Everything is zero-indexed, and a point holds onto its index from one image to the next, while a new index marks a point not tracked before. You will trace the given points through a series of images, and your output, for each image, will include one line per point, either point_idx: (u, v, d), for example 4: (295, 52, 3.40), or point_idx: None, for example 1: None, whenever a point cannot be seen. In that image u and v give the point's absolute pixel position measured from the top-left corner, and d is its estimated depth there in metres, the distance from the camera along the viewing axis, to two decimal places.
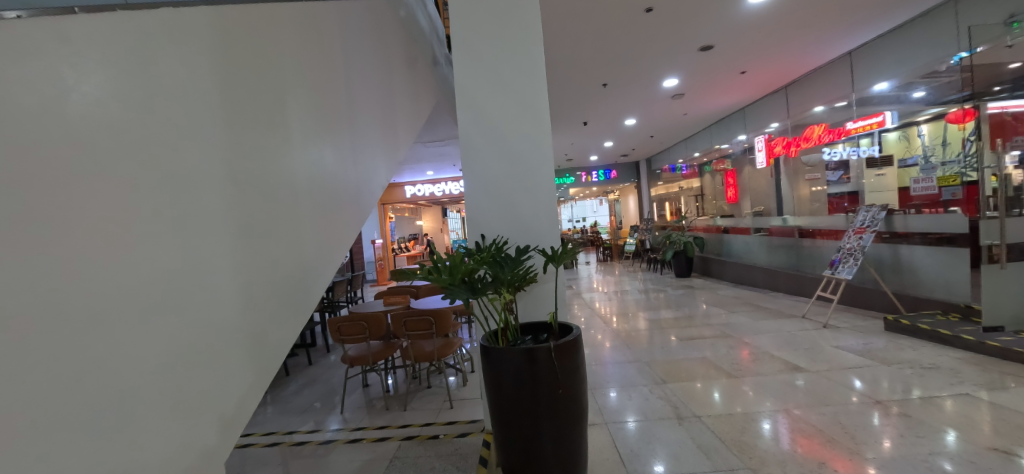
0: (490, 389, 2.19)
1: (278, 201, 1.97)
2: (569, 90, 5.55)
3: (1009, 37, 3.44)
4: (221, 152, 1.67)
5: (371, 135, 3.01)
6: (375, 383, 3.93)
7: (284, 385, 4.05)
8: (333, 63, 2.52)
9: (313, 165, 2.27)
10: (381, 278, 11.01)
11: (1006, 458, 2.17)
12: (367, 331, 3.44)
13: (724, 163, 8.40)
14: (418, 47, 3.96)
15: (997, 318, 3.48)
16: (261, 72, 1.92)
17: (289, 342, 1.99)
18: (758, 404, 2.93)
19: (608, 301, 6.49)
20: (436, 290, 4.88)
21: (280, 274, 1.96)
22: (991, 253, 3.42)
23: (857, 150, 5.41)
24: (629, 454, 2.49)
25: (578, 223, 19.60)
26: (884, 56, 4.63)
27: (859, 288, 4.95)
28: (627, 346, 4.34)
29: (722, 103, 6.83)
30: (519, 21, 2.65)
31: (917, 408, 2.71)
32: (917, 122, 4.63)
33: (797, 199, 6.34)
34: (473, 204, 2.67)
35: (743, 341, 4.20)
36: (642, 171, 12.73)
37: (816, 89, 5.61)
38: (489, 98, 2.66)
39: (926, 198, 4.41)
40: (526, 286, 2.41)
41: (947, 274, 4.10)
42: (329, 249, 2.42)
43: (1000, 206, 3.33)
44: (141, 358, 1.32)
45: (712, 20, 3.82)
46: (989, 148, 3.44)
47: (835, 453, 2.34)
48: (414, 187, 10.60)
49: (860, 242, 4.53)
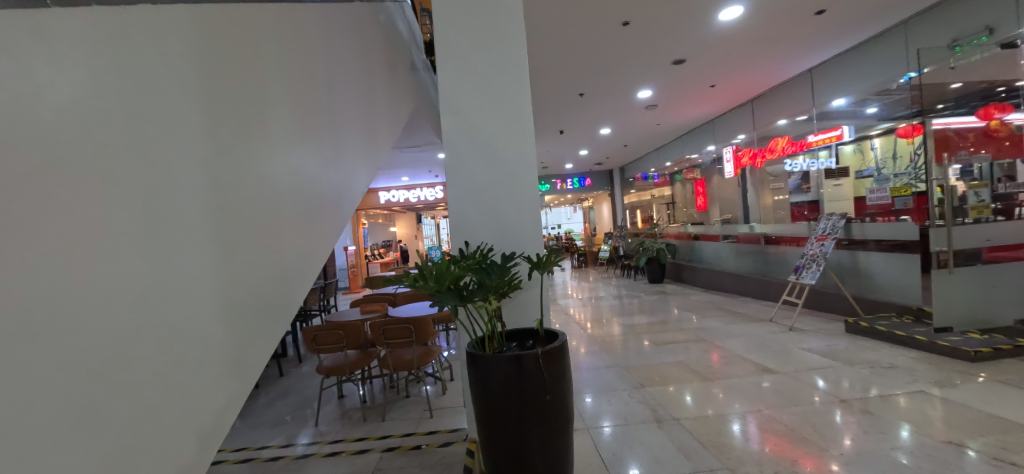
0: (478, 396, 2.18)
1: (258, 208, 1.89)
2: (547, 99, 5.61)
3: (954, 59, 3.73)
4: (202, 154, 1.61)
5: (352, 141, 2.94)
6: (351, 394, 3.83)
7: (255, 398, 3.89)
8: (313, 64, 2.46)
9: (294, 171, 2.20)
10: (354, 286, 10.76)
11: (957, 450, 2.33)
12: (345, 340, 3.35)
13: (694, 173, 8.72)
14: (398, 53, 3.91)
15: (947, 320, 3.73)
16: (243, 73, 1.86)
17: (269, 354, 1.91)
18: (729, 406, 3.03)
19: (583, 306, 6.58)
20: (413, 297, 4.81)
21: (260, 283, 1.89)
22: (940, 259, 3.68)
23: (815, 162, 5.81)
24: (611, 458, 2.52)
25: (554, 230, 20.14)
26: (841, 74, 4.92)
27: (822, 292, 5.21)
28: (603, 352, 4.40)
29: (693, 115, 7.09)
30: (504, 29, 2.67)
31: (877, 405, 2.88)
32: (870, 136, 5.16)
33: (761, 208, 6.75)
34: (458, 211, 2.66)
35: (715, 345, 4.34)
36: (615, 179, 13.02)
37: (780, 103, 5.90)
38: (474, 105, 2.66)
39: (878, 208, 4.89)
40: (512, 292, 2.42)
41: (900, 279, 4.37)
42: (310, 257, 2.34)
43: (946, 214, 3.60)
44: (113, 372, 1.24)
45: (685, 35, 3.96)
46: (936, 163, 3.69)
47: (804, 451, 2.44)
48: (389, 193, 10.34)
49: (821, 249, 4.77)
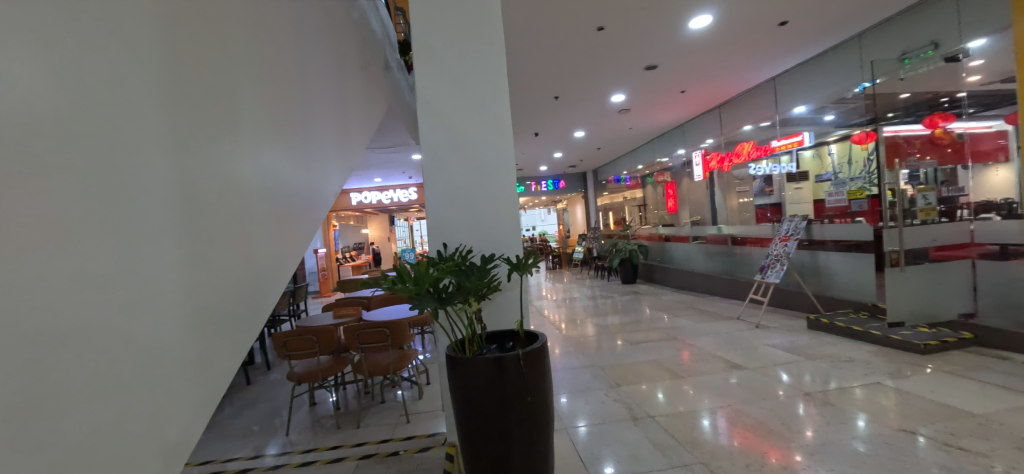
0: (458, 400, 2.16)
1: (227, 210, 1.82)
2: (522, 102, 5.64)
3: (902, 71, 3.98)
4: (166, 153, 1.53)
5: (325, 140, 2.87)
6: (322, 401, 3.72)
7: (220, 408, 3.73)
8: (285, 61, 2.39)
9: (264, 171, 2.13)
10: (324, 289, 10.48)
11: (910, 437, 2.47)
12: (317, 346, 3.26)
13: (665, 175, 8.96)
14: (372, 51, 3.84)
15: (899, 315, 3.97)
16: (211, 68, 1.78)
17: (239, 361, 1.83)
18: (699, 402, 3.12)
19: (558, 307, 6.64)
20: (387, 301, 4.73)
21: (230, 288, 1.81)
22: (891, 258, 3.92)
23: (778, 166, 5.96)
24: (589, 457, 2.55)
25: (528, 232, 20.22)
26: (801, 83, 5.17)
27: (785, 291, 5.44)
28: (578, 352, 4.45)
29: (664, 119, 7.27)
30: (483, 30, 2.66)
31: (837, 397, 3.03)
32: (828, 142, 5.48)
33: (728, 210, 7.16)
34: (436, 213, 2.63)
35: (686, 343, 4.46)
36: (588, 181, 13.20)
37: (745, 109, 6.14)
38: (452, 106, 2.64)
39: (836, 210, 5.17)
40: (491, 294, 2.40)
41: (856, 278, 4.62)
42: (281, 261, 2.27)
43: (897, 216, 3.85)
44: (72, 385, 1.16)
45: (656, 42, 4.06)
46: (889, 168, 3.93)
47: (771, 444, 2.53)
48: (360, 194, 10.12)
49: (784, 249, 4.98)
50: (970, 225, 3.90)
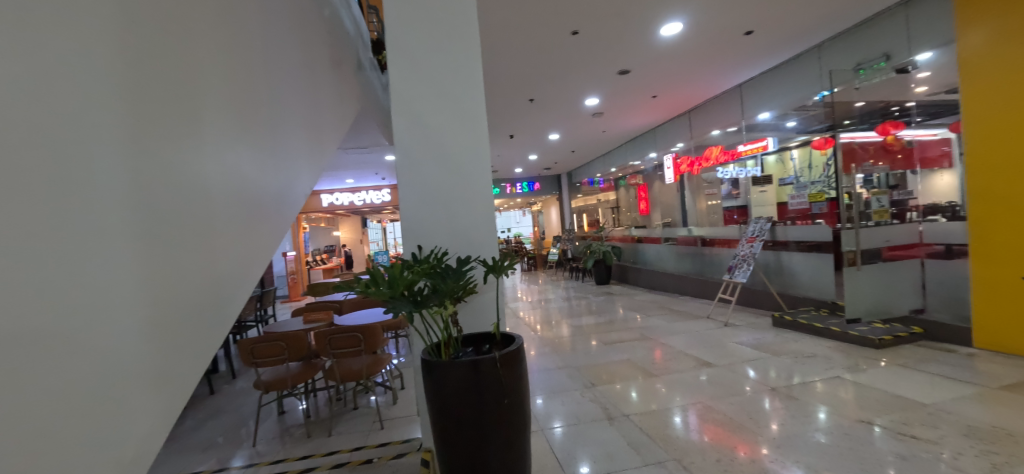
0: (433, 404, 2.14)
1: (190, 212, 1.75)
2: (496, 104, 5.64)
3: (857, 80, 4.20)
4: (124, 152, 1.45)
5: (294, 141, 2.80)
6: (292, 410, 3.62)
7: (181, 420, 3.57)
8: (252, 58, 2.31)
9: (229, 171, 2.06)
10: (293, 294, 10.18)
11: (866, 427, 2.60)
12: (286, 352, 3.17)
13: (637, 178, 9.15)
14: (344, 50, 3.77)
15: (856, 312, 4.17)
16: (172, 63, 1.71)
17: (201, 368, 1.77)
18: (671, 400, 3.19)
19: (533, 309, 6.67)
20: (360, 304, 4.64)
21: (192, 292, 1.74)
22: (849, 258, 4.11)
23: (744, 170, 6.22)
24: (565, 457, 2.57)
25: (502, 234, 20.24)
26: (765, 90, 5.37)
27: (751, 290, 5.63)
28: (553, 353, 4.48)
29: (636, 124, 7.42)
30: (459, 31, 2.65)
31: (800, 391, 3.16)
32: (790, 146, 5.71)
33: (697, 212, 7.35)
34: (410, 215, 2.60)
35: (659, 342, 4.55)
36: (562, 184, 13.32)
37: (713, 114, 6.33)
38: (427, 106, 2.62)
39: (799, 212, 5.43)
40: (467, 296, 2.38)
41: (817, 277, 4.83)
42: (248, 264, 2.19)
43: (853, 218, 4.05)
44: (17, 396, 1.09)
45: (628, 47, 4.15)
46: (845, 172, 4.12)
47: (740, 438, 2.61)
48: (332, 195, 9.90)
49: (750, 250, 5.17)
50: (918, 226, 4.13)
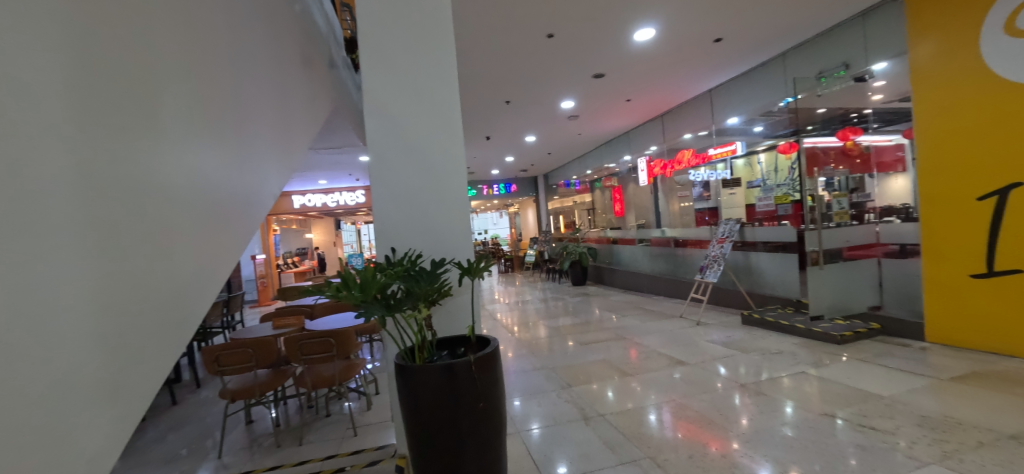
0: (408, 409, 2.12)
1: (148, 213, 1.69)
2: (472, 105, 5.63)
3: (819, 87, 4.35)
4: (76, 151, 1.39)
5: (262, 140, 2.73)
6: (261, 419, 3.52)
7: (142, 432, 3.42)
8: (217, 55, 2.25)
9: (192, 171, 1.99)
10: (263, 298, 9.89)
11: (829, 420, 2.72)
12: (254, 359, 3.08)
13: (612, 180, 9.29)
14: (316, 48, 3.70)
15: (819, 309, 4.34)
16: (129, 59, 1.64)
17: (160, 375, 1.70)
18: (646, 398, 3.25)
19: (510, 311, 6.67)
20: (332, 309, 4.55)
21: (151, 296, 1.68)
22: (812, 257, 4.27)
23: (715, 173, 6.56)
24: (542, 459, 2.58)
25: (479, 236, 20.19)
26: (734, 96, 5.54)
27: (721, 289, 5.79)
28: (531, 355, 4.50)
29: (611, 127, 7.54)
30: (433, 31, 2.64)
31: (768, 386, 3.26)
32: (756, 151, 5.96)
33: (671, 214, 7.60)
34: (383, 216, 2.57)
35: (634, 342, 4.63)
36: (539, 186, 13.39)
37: (684, 118, 6.49)
38: (400, 107, 2.60)
39: (765, 214, 5.69)
40: (441, 300, 2.37)
41: (782, 276, 5.00)
42: (212, 267, 2.13)
43: (816, 220, 4.22)
44: None
45: (602, 51, 4.21)
46: (808, 176, 4.28)
47: (712, 434, 2.68)
48: (303, 197, 9.69)
49: (721, 250, 5.31)
50: (874, 227, 4.34)
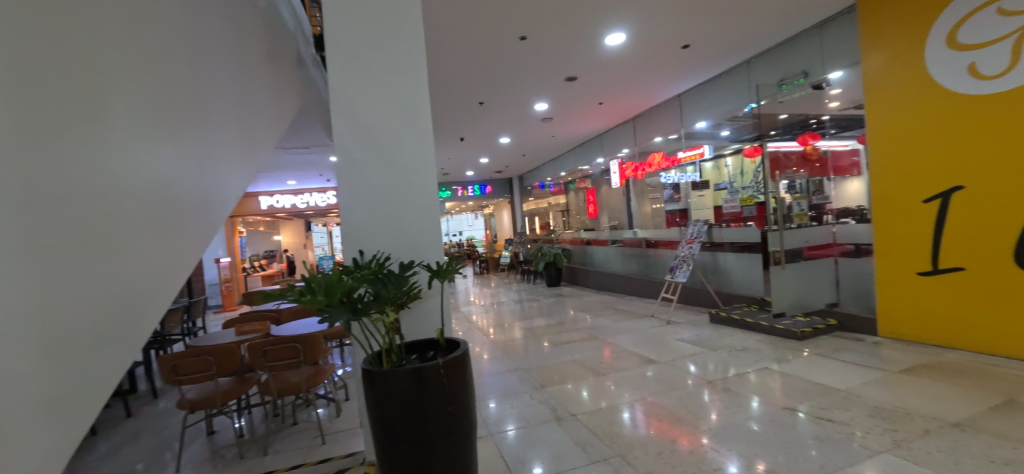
0: (375, 415, 2.09)
1: (95, 215, 1.62)
2: (445, 106, 5.61)
3: (781, 94, 4.59)
4: (15, 149, 1.33)
5: (223, 139, 2.65)
6: (224, 430, 3.41)
7: (93, 447, 3.27)
8: (175, 50, 2.18)
9: (145, 170, 1.92)
10: (228, 303, 9.55)
11: (791, 413, 2.83)
12: (215, 367, 2.98)
13: (586, 182, 9.40)
14: (283, 45, 3.62)
15: (781, 307, 4.51)
16: (75, 54, 1.58)
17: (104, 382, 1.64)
18: (620, 397, 3.31)
19: (485, 313, 6.67)
20: (300, 313, 4.46)
21: (96, 300, 1.61)
22: (775, 257, 4.42)
23: (683, 176, 6.71)
24: (515, 461, 2.59)
25: (454, 237, 20.08)
26: (701, 101, 5.70)
27: (691, 289, 5.94)
28: (506, 356, 4.51)
29: (583, 129, 7.63)
30: (402, 31, 2.62)
31: (735, 382, 3.37)
32: (723, 155, 6.31)
33: (643, 215, 7.86)
34: (351, 217, 2.53)
35: (607, 341, 4.69)
36: (514, 187, 13.43)
37: (655, 122, 6.63)
38: (368, 106, 2.57)
39: (732, 215, 5.84)
40: (411, 303, 2.35)
41: (747, 275, 5.17)
42: (165, 269, 2.05)
43: (779, 221, 4.38)
44: None
45: (573, 54, 4.27)
46: (771, 179, 4.43)
47: (681, 430, 2.75)
48: (271, 197, 9.43)
49: (690, 251, 5.42)
50: (832, 228, 4.54)
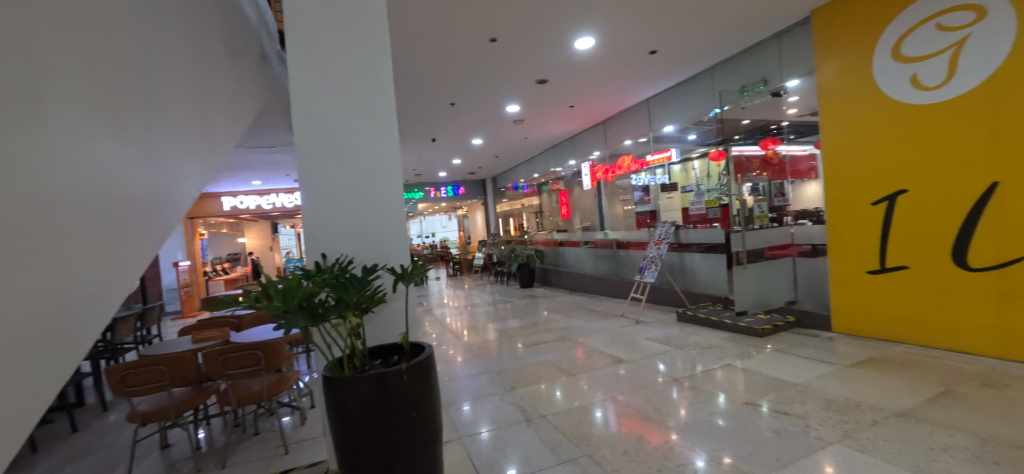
0: (338, 421, 2.06)
1: (35, 214, 1.55)
2: (417, 107, 5.57)
3: (743, 100, 4.69)
4: None
5: (175, 137, 2.56)
6: (180, 442, 3.29)
7: (35, 464, 3.10)
8: (125, 43, 2.09)
9: (91, 169, 1.85)
10: (189, 308, 9.18)
11: (753, 408, 2.92)
12: (169, 377, 2.88)
13: (558, 184, 9.49)
14: (244, 41, 3.52)
15: (743, 305, 4.66)
16: (16, 47, 1.51)
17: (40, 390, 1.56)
18: (591, 396, 3.35)
19: (459, 315, 6.64)
20: (263, 320, 4.34)
21: (33, 304, 1.54)
22: (738, 257, 4.58)
23: (654, 178, 6.77)
24: (484, 464, 2.59)
25: (427, 239, 19.91)
26: (669, 105, 5.85)
27: (659, 289, 6.07)
28: (478, 359, 4.50)
29: (555, 132, 7.70)
30: (367, 30, 2.60)
31: (701, 380, 3.46)
32: (691, 158, 6.15)
33: (613, 217, 7.75)
34: (315, 218, 2.49)
35: (578, 342, 4.75)
36: (488, 189, 13.43)
37: (625, 125, 6.76)
38: (332, 105, 2.53)
39: (698, 217, 5.99)
40: (375, 306, 2.33)
41: (712, 274, 5.33)
42: (109, 272, 1.97)
43: (742, 222, 4.56)
44: None
45: (543, 57, 4.31)
46: (734, 182, 4.62)
47: (650, 427, 2.81)
48: (235, 198, 9.14)
49: (658, 251, 5.58)
50: (790, 229, 4.74)
